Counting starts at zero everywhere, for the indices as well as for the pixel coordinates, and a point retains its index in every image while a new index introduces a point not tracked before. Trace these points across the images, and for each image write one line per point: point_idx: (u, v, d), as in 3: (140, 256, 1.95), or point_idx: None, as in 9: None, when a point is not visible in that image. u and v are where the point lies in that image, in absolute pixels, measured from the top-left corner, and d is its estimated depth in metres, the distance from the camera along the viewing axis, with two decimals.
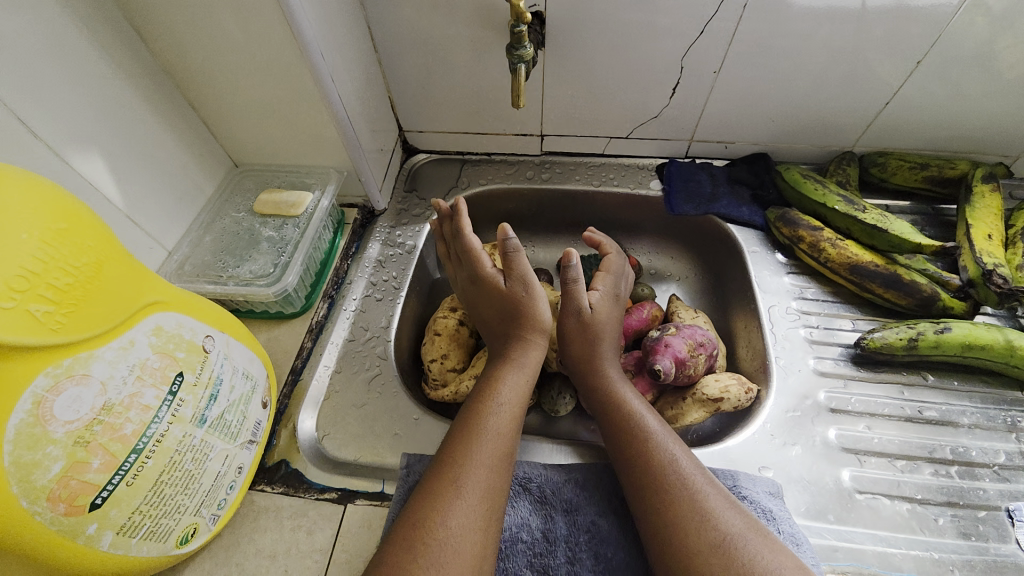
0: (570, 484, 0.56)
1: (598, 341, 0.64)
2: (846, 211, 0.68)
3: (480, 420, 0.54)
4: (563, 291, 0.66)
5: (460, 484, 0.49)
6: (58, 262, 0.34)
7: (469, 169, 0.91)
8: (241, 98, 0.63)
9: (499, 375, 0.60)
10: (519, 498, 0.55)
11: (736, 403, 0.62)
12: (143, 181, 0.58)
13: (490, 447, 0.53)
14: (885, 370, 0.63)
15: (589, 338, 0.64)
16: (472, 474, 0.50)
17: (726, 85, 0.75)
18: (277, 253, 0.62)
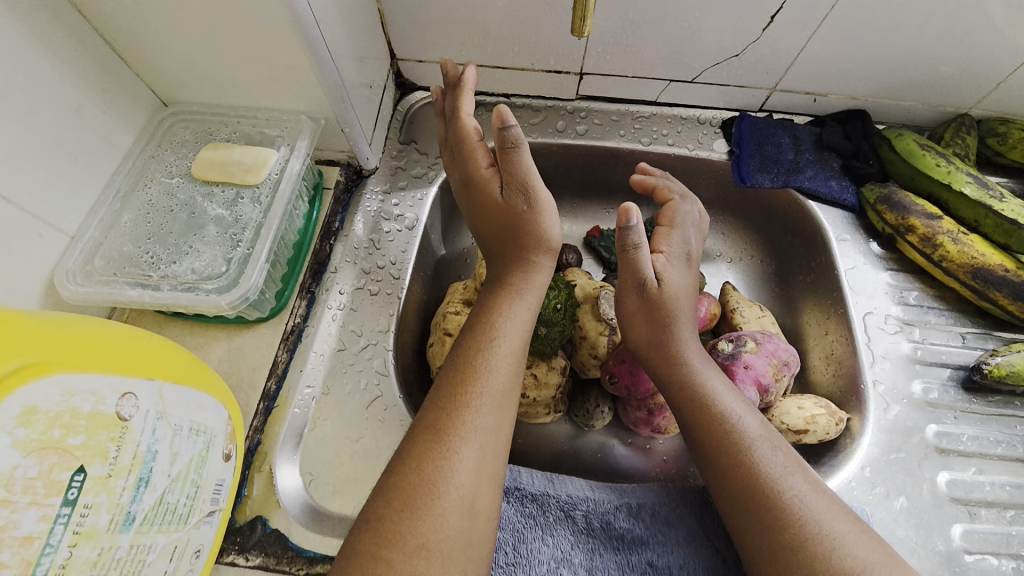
0: (620, 512, 0.48)
1: (671, 315, 0.49)
2: (979, 198, 0.55)
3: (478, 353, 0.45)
4: (621, 257, 0.50)
5: (464, 417, 0.41)
6: None
7: (482, 116, 0.70)
8: (159, 3, 0.41)
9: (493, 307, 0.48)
10: (560, 526, 0.47)
11: (823, 435, 0.51)
12: (11, 134, 0.38)
13: (495, 380, 0.43)
14: (999, 401, 0.53)
15: (657, 315, 0.49)
16: (478, 411, 0.41)
17: (842, 17, 0.56)
18: (231, 242, 0.44)
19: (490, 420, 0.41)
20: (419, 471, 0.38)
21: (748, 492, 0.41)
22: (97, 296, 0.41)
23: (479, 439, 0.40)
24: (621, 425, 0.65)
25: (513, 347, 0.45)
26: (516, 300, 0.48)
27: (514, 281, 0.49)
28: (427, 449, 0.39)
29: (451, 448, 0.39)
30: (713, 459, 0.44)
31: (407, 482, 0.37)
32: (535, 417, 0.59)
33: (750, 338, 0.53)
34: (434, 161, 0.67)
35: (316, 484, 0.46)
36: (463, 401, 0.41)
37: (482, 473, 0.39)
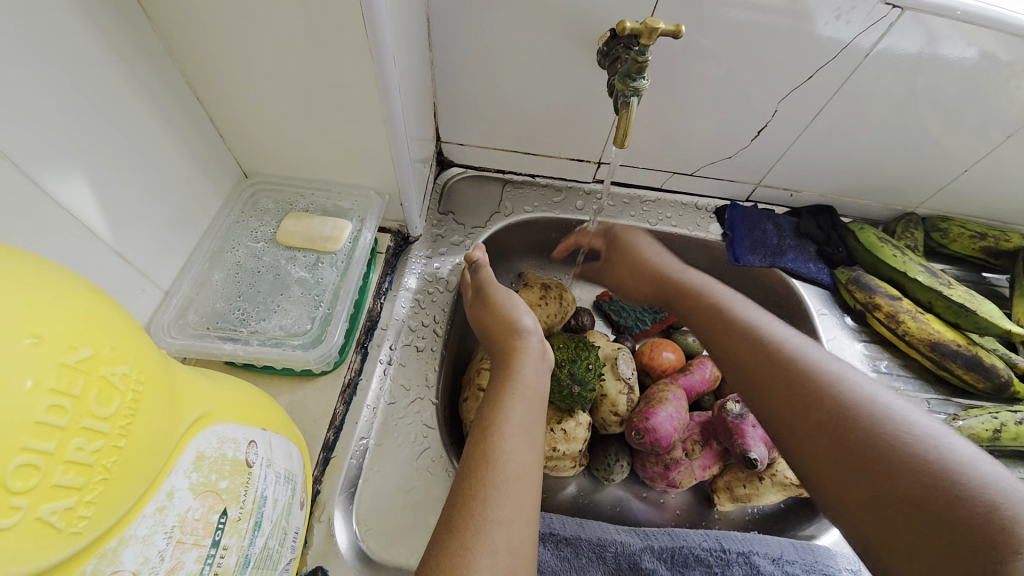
0: (647, 552, 0.54)
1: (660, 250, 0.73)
2: (931, 284, 0.66)
3: (488, 437, 0.47)
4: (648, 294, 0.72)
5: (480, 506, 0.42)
6: (91, 416, 0.21)
7: (511, 192, 0.80)
8: (274, 102, 0.49)
9: (496, 393, 0.51)
10: (592, 567, 0.52)
11: None
12: (138, 203, 0.43)
13: (505, 451, 0.45)
14: None
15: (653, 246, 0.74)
16: (501, 453, 0.45)
17: (815, 133, 0.69)
18: (313, 302, 0.50)
19: (514, 465, 0.45)
20: (466, 515, 0.41)
21: (852, 453, 0.39)
22: (190, 349, 0.45)
23: (507, 489, 0.43)
24: (637, 480, 0.69)
25: (525, 408, 0.50)
26: (515, 362, 0.54)
27: (513, 348, 0.55)
28: (472, 495, 0.42)
29: (486, 492, 0.42)
30: (815, 408, 0.43)
31: (463, 525, 0.40)
32: (562, 470, 0.63)
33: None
34: (470, 231, 0.75)
35: (371, 533, 0.49)
36: (487, 450, 0.45)
37: (518, 521, 0.42)
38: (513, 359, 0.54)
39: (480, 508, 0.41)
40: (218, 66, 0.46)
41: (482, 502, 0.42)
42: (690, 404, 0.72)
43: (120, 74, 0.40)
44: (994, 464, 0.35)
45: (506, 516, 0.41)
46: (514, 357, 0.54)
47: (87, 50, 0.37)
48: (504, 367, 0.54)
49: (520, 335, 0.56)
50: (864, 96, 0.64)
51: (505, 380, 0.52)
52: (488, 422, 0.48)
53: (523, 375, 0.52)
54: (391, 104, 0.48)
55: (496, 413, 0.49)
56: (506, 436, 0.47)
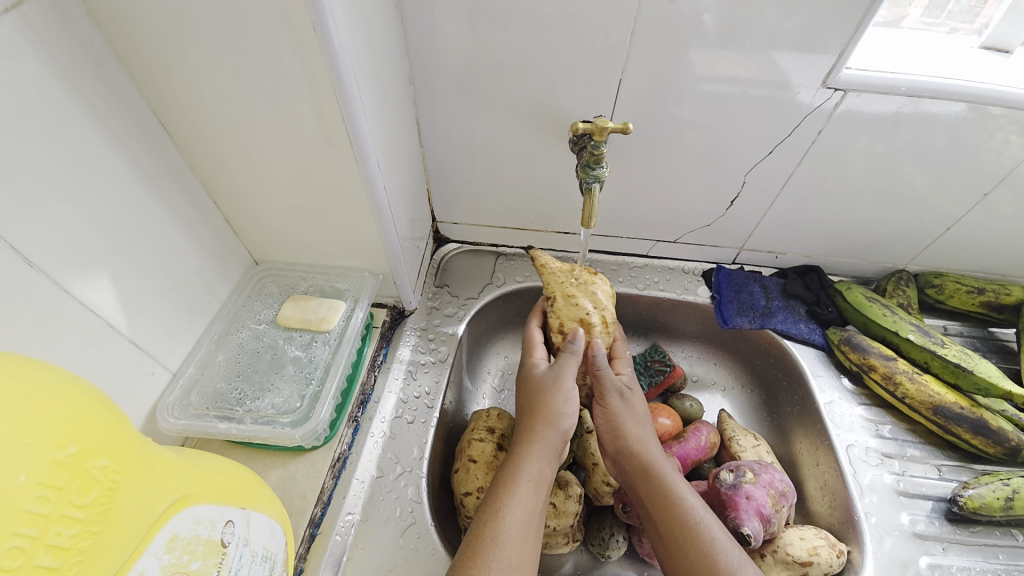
0: None
1: (641, 422, 0.58)
2: (924, 344, 0.67)
3: (494, 521, 0.48)
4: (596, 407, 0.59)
5: None
6: (68, 506, 0.25)
7: (504, 264, 0.84)
8: (279, 202, 0.56)
9: (511, 477, 0.52)
10: None
11: (827, 568, 0.55)
12: (155, 296, 0.49)
13: (508, 537, 0.47)
14: (980, 529, 0.59)
15: (637, 415, 0.58)
16: (500, 549, 0.46)
17: (787, 199, 0.73)
18: (304, 380, 0.54)
19: (512, 564, 0.45)
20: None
21: None
22: (189, 429, 0.48)
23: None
24: (636, 556, 0.67)
25: (531, 497, 0.51)
26: (531, 449, 0.54)
27: (534, 431, 0.55)
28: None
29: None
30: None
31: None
32: (556, 547, 0.62)
33: (749, 469, 0.60)
34: (463, 302, 0.79)
35: None
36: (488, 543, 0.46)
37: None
38: (533, 446, 0.54)
39: None
40: (233, 177, 0.54)
41: None
42: (690, 472, 0.71)
43: (146, 189, 0.48)
44: None
45: None
46: (532, 445, 0.54)
47: (118, 175, 0.45)
48: (523, 451, 0.54)
49: (552, 426, 0.55)
50: (843, 159, 0.67)
51: (517, 466, 0.52)
52: (497, 508, 0.49)
53: (532, 467, 0.52)
54: (378, 199, 0.55)
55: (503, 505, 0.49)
56: (507, 536, 0.47)
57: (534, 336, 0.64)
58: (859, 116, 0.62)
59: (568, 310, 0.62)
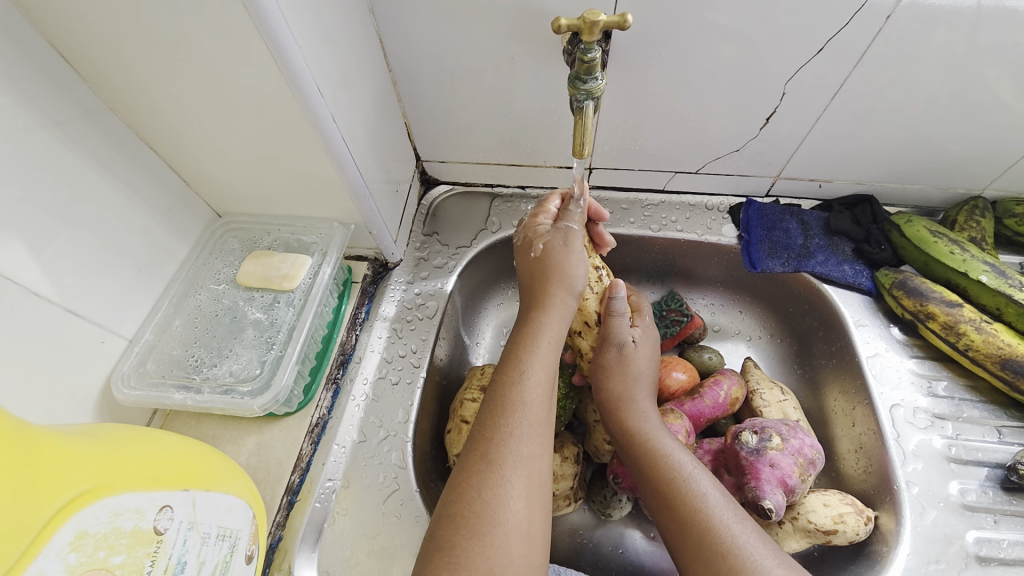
0: None
1: (635, 380, 0.52)
2: (998, 287, 0.55)
3: (509, 377, 0.44)
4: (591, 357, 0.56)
5: (508, 447, 0.40)
6: None
7: (500, 206, 0.75)
8: (220, 147, 0.49)
9: (522, 341, 0.47)
10: None
11: (852, 536, 0.50)
12: (88, 261, 0.44)
13: (534, 385, 0.44)
14: None
15: (634, 372, 0.53)
16: (519, 438, 0.41)
17: (837, 114, 0.59)
18: (265, 346, 0.50)
19: (535, 450, 0.41)
20: (481, 498, 0.38)
21: (680, 521, 0.43)
22: (147, 399, 0.46)
23: (526, 468, 0.40)
24: (643, 516, 0.62)
25: (552, 351, 0.47)
26: (539, 339, 0.47)
27: (539, 323, 0.48)
28: (479, 478, 0.39)
29: (504, 476, 0.39)
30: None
31: (469, 510, 0.38)
32: (558, 510, 0.58)
33: (774, 432, 0.53)
34: (454, 251, 0.71)
35: None
36: (506, 432, 0.41)
37: (533, 500, 0.39)
38: (541, 339, 0.47)
39: (509, 455, 0.40)
40: (161, 119, 0.46)
41: (508, 443, 0.40)
42: (704, 428, 0.63)
43: (55, 136, 0.41)
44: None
45: (537, 452, 0.41)
46: (545, 305, 0.50)
47: (12, 118, 0.38)
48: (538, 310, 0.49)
49: (561, 316, 0.49)
50: (915, 62, 0.52)
51: (524, 359, 0.45)
52: (516, 365, 0.45)
53: (542, 359, 0.46)
54: (327, 134, 0.47)
55: (517, 400, 0.43)
56: (525, 420, 0.42)
57: (546, 230, 0.54)
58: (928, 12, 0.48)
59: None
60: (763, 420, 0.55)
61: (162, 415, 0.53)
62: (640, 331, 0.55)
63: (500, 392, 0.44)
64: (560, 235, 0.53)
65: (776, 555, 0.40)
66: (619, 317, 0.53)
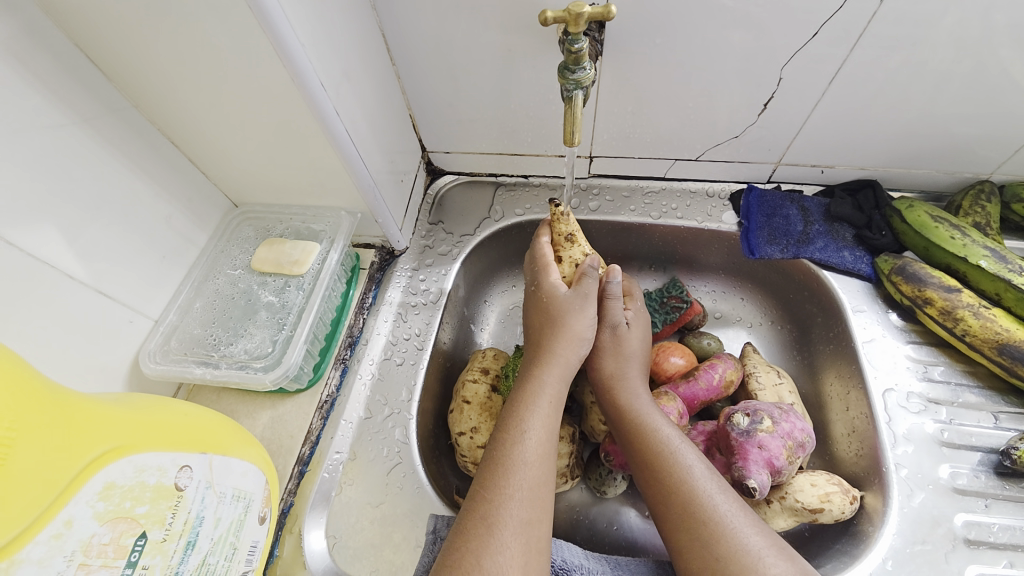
0: None
1: (627, 359, 0.54)
2: (996, 272, 0.55)
3: (509, 439, 0.45)
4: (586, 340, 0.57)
5: (502, 510, 0.41)
6: None
7: (503, 195, 0.77)
8: (233, 140, 0.52)
9: (522, 402, 0.48)
10: None
11: (837, 514, 0.51)
12: (117, 247, 0.49)
13: (532, 448, 0.45)
14: None
15: (625, 352, 0.55)
16: (517, 504, 0.41)
17: (835, 99, 0.59)
18: (277, 326, 0.54)
19: (529, 514, 0.41)
20: (477, 563, 0.38)
21: (667, 498, 0.44)
22: (170, 373, 0.50)
23: (524, 536, 0.40)
24: (638, 495, 0.64)
25: (550, 410, 0.48)
26: (541, 400, 0.48)
27: (541, 383, 0.49)
28: (479, 540, 0.39)
29: (496, 535, 0.39)
30: (689, 554, 0.42)
31: (467, 570, 0.38)
32: (555, 486, 0.61)
33: (767, 416, 0.53)
34: (458, 239, 0.73)
35: (338, 547, 0.51)
36: (502, 494, 0.42)
37: (529, 571, 0.39)
38: (541, 399, 0.48)
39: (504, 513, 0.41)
40: (180, 117, 0.50)
41: (502, 503, 0.41)
42: (700, 410, 0.65)
43: (84, 133, 0.45)
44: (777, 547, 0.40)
45: (532, 515, 0.41)
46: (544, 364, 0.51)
47: (46, 117, 0.42)
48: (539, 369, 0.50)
49: (560, 374, 0.50)
50: (915, 44, 0.52)
51: (523, 417, 0.46)
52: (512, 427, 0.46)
53: (541, 420, 0.47)
54: (331, 126, 0.49)
55: (515, 459, 0.44)
56: (521, 483, 0.42)
57: (562, 291, 0.54)
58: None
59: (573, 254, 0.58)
60: (757, 403, 0.56)
61: (187, 390, 0.57)
62: (634, 314, 0.58)
63: (502, 453, 0.45)
64: (578, 299, 0.53)
65: (757, 526, 0.42)
66: (614, 300, 0.56)
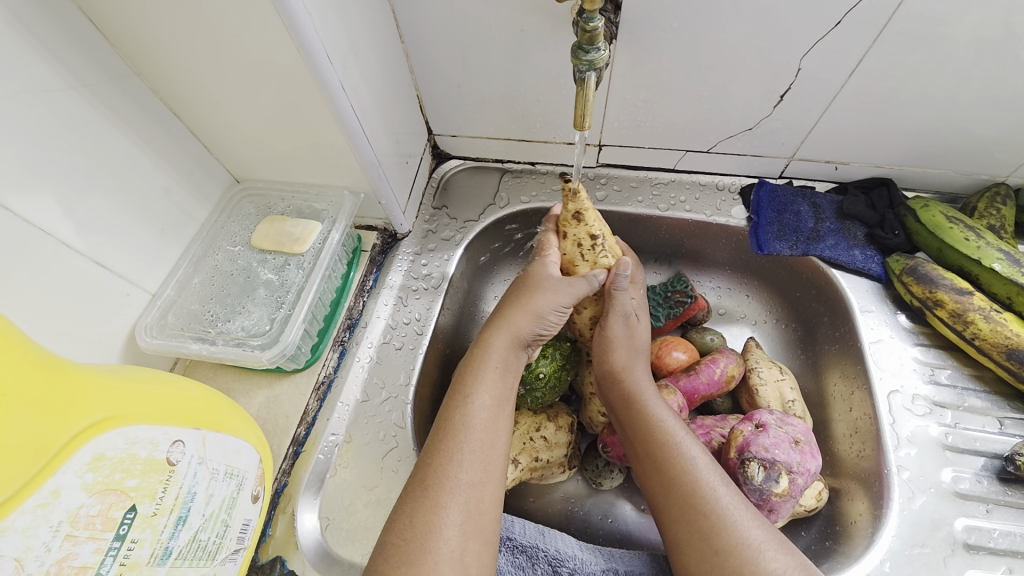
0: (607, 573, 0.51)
1: (635, 354, 0.54)
2: (1010, 275, 0.54)
3: (456, 404, 0.44)
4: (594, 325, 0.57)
5: (448, 472, 0.40)
6: None
7: (509, 182, 0.75)
8: (234, 112, 0.51)
9: (472, 371, 0.47)
10: None
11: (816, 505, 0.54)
12: (116, 218, 0.48)
13: (478, 413, 0.44)
14: None
15: (635, 345, 0.54)
16: (461, 464, 0.41)
17: (853, 93, 0.57)
18: (276, 304, 0.53)
19: (474, 478, 0.40)
20: (413, 523, 0.38)
21: (669, 490, 0.44)
22: (166, 348, 0.50)
23: (465, 496, 0.40)
24: (634, 488, 0.64)
25: (501, 381, 0.47)
26: (489, 368, 0.47)
27: (489, 352, 0.48)
28: (419, 500, 0.39)
29: (438, 500, 0.39)
30: (687, 544, 0.41)
31: (402, 532, 0.38)
32: (551, 476, 0.60)
33: (785, 470, 0.49)
34: (462, 224, 0.72)
35: (331, 529, 0.51)
36: (446, 458, 0.41)
37: (470, 532, 0.39)
38: (488, 364, 0.47)
39: (449, 477, 0.40)
40: (183, 87, 0.49)
41: (448, 467, 0.41)
42: (700, 405, 0.64)
43: (83, 98, 0.44)
44: (778, 543, 0.40)
45: (480, 480, 0.41)
46: (495, 336, 0.50)
47: (45, 80, 0.41)
48: (492, 342, 0.49)
49: (511, 341, 0.50)
50: (943, 43, 0.50)
51: (471, 384, 0.46)
52: (463, 392, 0.45)
53: (489, 385, 0.46)
54: (337, 101, 0.48)
55: (460, 424, 0.43)
56: (466, 449, 0.42)
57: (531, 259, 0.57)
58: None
59: (578, 233, 0.54)
60: (776, 450, 0.50)
61: (183, 365, 0.57)
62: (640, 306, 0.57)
63: (447, 415, 0.44)
64: (539, 263, 0.55)
65: (760, 521, 0.41)
66: (626, 292, 0.54)
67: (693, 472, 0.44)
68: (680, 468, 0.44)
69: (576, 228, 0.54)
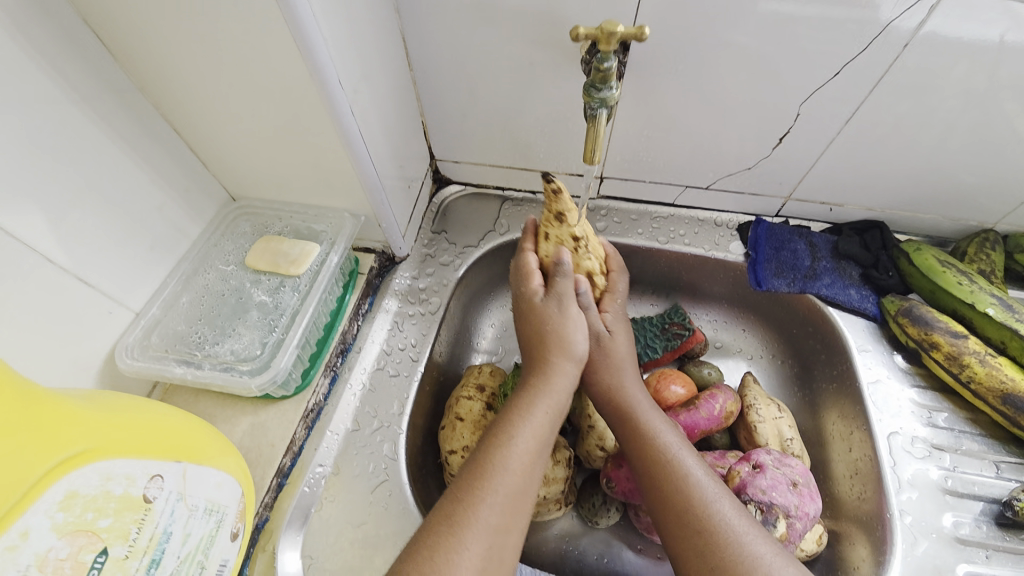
0: None
1: (620, 368, 0.52)
2: (1003, 320, 0.55)
3: (495, 442, 0.43)
4: None
5: (475, 510, 0.39)
6: None
7: (509, 209, 0.75)
8: (238, 130, 0.50)
9: (513, 411, 0.46)
10: None
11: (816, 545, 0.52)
12: (105, 232, 0.46)
13: (518, 455, 0.42)
14: None
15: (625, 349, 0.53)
16: (489, 506, 0.39)
17: (849, 139, 0.59)
18: (268, 327, 0.51)
19: (499, 521, 0.39)
20: (433, 560, 0.36)
21: (673, 500, 0.43)
22: (147, 371, 0.47)
23: (488, 537, 0.38)
24: (631, 529, 0.61)
25: (544, 425, 0.45)
26: (537, 405, 0.46)
27: (537, 391, 0.47)
28: (441, 537, 0.37)
29: (463, 539, 0.37)
30: (690, 557, 0.40)
31: (421, 568, 0.36)
32: (546, 514, 0.58)
33: (782, 514, 0.49)
34: (461, 249, 0.71)
35: (314, 571, 0.47)
36: (477, 497, 0.40)
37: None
38: (536, 408, 0.46)
39: (476, 516, 0.39)
40: (186, 103, 0.48)
41: (475, 505, 0.39)
42: (698, 441, 0.63)
43: (81, 108, 0.43)
44: (783, 560, 0.39)
45: (505, 522, 0.39)
46: (540, 377, 0.48)
47: (45, 90, 0.40)
48: (535, 385, 0.47)
49: (560, 388, 0.48)
50: (932, 95, 0.53)
51: (514, 424, 0.44)
52: (500, 431, 0.44)
53: (531, 428, 0.44)
54: (345, 125, 0.48)
55: (496, 465, 0.41)
56: (496, 490, 0.40)
57: (540, 298, 0.52)
58: (944, 43, 0.48)
59: (559, 233, 0.53)
60: (773, 492, 0.49)
61: (163, 389, 0.54)
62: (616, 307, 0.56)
63: (483, 453, 0.43)
64: (554, 302, 0.51)
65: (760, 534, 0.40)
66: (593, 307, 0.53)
67: (698, 484, 0.43)
68: (685, 478, 0.43)
69: (558, 229, 0.53)
